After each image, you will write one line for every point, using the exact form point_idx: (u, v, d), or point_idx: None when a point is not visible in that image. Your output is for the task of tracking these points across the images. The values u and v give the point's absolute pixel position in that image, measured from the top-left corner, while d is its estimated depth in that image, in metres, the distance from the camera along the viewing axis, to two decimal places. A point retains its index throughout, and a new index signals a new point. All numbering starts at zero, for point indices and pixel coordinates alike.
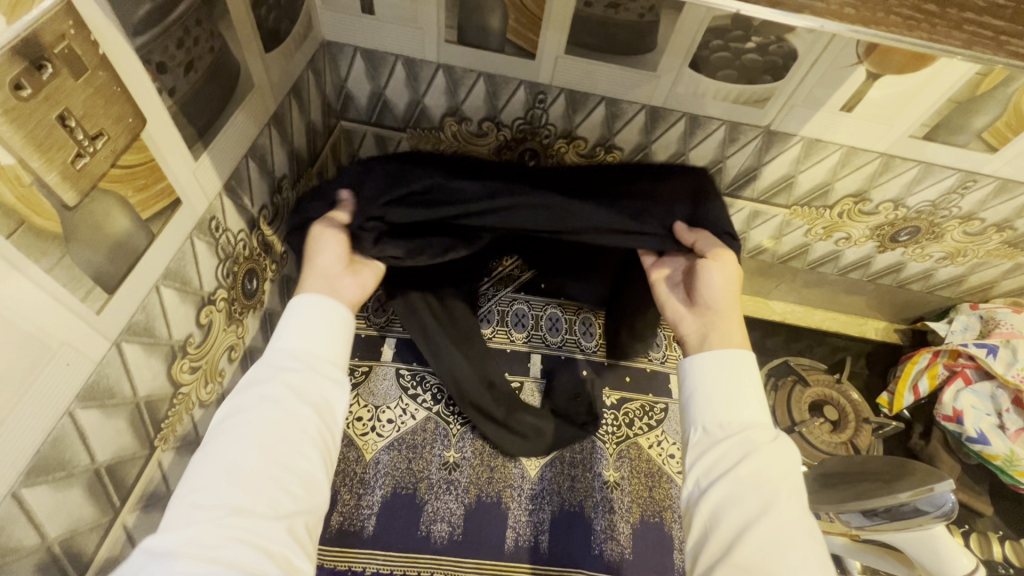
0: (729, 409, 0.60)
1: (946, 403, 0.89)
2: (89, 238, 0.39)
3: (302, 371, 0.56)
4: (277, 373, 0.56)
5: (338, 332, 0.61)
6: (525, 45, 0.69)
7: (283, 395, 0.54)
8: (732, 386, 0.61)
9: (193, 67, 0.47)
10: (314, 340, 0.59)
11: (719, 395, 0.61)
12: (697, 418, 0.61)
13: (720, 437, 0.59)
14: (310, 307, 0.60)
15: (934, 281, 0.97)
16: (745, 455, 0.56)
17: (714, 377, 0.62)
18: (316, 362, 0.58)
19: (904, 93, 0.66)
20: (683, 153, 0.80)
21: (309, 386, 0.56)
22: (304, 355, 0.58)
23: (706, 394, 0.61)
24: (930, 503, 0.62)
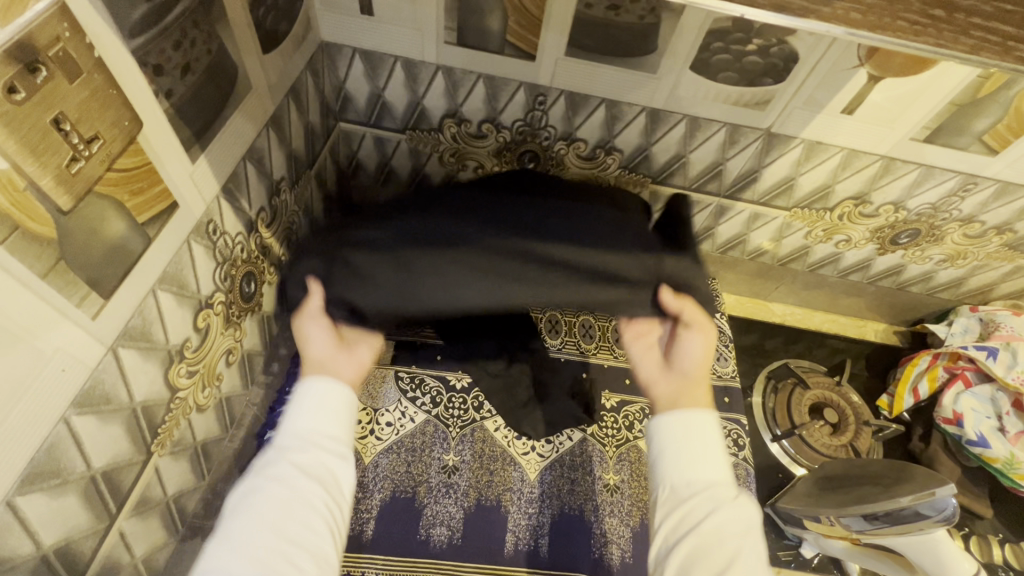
0: (695, 468, 0.58)
1: (945, 406, 0.88)
2: (84, 243, 0.38)
3: (310, 449, 0.55)
4: (285, 454, 0.54)
5: (348, 413, 0.59)
6: (525, 47, 0.69)
7: (290, 475, 0.52)
8: (696, 444, 0.59)
9: (191, 69, 0.47)
10: (320, 417, 0.58)
11: (685, 452, 0.59)
12: (662, 477, 0.59)
13: (686, 496, 0.57)
14: (318, 388, 0.59)
15: (934, 284, 0.97)
16: (709, 514, 0.54)
17: (678, 435, 0.60)
18: (327, 440, 0.57)
19: (905, 96, 0.66)
20: (683, 155, 0.80)
21: (316, 461, 0.55)
22: (312, 433, 0.56)
23: (671, 453, 0.60)
24: (932, 507, 0.61)
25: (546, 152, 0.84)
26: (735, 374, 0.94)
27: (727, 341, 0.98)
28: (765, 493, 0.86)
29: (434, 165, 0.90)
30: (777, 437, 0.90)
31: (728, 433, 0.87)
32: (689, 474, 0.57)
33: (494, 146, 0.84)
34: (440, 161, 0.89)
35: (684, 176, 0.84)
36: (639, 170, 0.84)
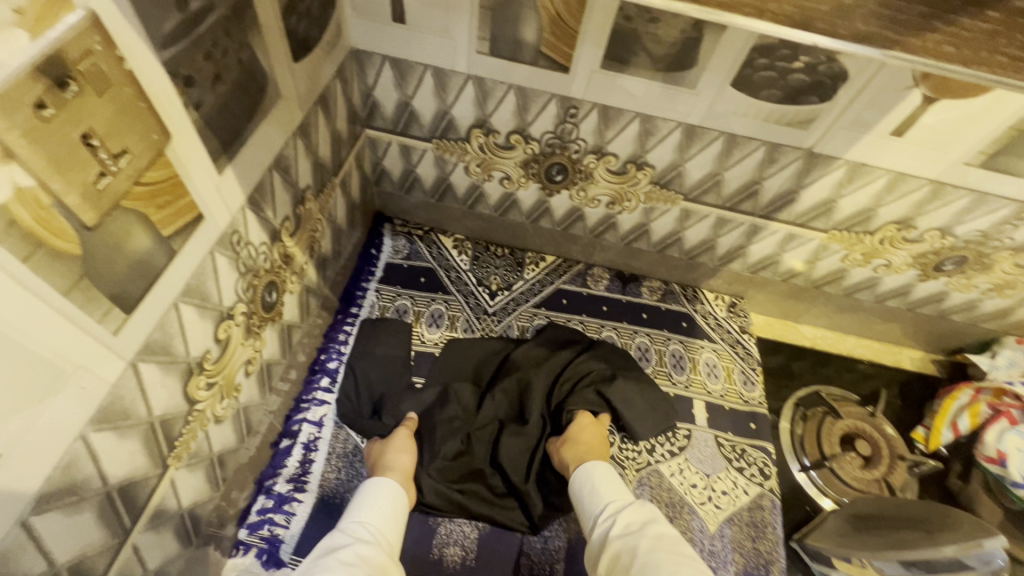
0: (604, 498, 0.67)
1: (988, 444, 0.82)
2: (107, 258, 0.37)
3: (372, 544, 0.59)
4: (352, 542, 0.58)
5: (400, 523, 0.65)
6: (559, 59, 0.67)
7: (358, 561, 0.55)
8: (600, 477, 0.70)
9: (222, 79, 0.46)
10: (383, 522, 0.63)
11: (592, 489, 0.69)
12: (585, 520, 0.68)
13: (602, 518, 0.65)
14: (382, 489, 0.66)
15: (977, 313, 0.93)
16: (619, 518, 0.63)
17: (583, 483, 0.70)
18: (385, 546, 0.60)
19: (960, 120, 0.63)
20: (718, 173, 0.77)
21: (377, 557, 0.57)
22: (373, 531, 0.61)
23: (582, 494, 0.70)
24: (978, 560, 0.57)
25: (575, 165, 0.82)
26: (762, 399, 0.91)
27: (754, 364, 0.94)
28: (793, 527, 0.82)
29: (459, 175, 0.88)
30: (805, 468, 0.86)
31: (753, 461, 0.84)
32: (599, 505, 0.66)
33: (522, 158, 0.83)
34: (466, 171, 0.87)
35: (717, 195, 0.81)
36: (671, 187, 0.81)
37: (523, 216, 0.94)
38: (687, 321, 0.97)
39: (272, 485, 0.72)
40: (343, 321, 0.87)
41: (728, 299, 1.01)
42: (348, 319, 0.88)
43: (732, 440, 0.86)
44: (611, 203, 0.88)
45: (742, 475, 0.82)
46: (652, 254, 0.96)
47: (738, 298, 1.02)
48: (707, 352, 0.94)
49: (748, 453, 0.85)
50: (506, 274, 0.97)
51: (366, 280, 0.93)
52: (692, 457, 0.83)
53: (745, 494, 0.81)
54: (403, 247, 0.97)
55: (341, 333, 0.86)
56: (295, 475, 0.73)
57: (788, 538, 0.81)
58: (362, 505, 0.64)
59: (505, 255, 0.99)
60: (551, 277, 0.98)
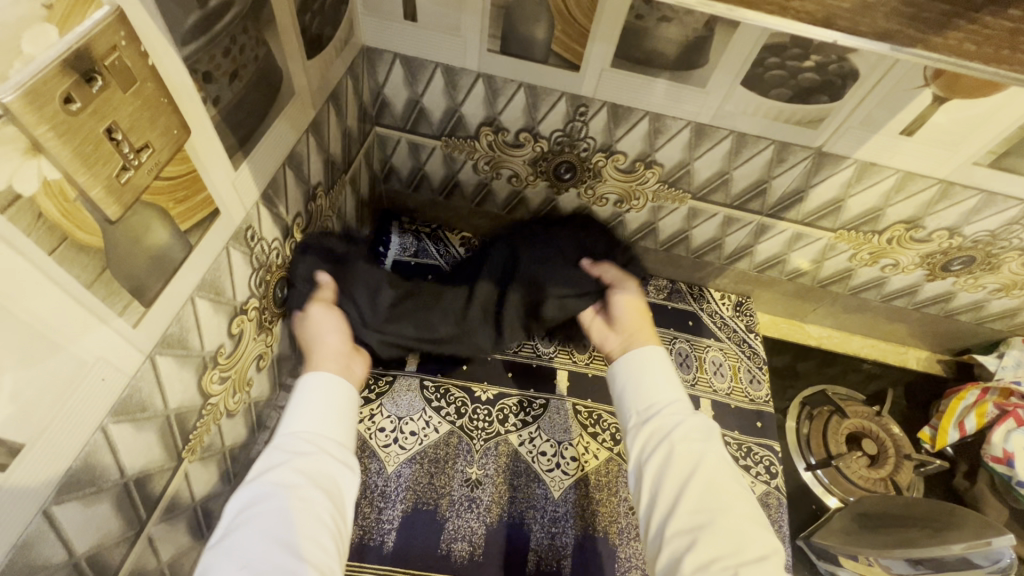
0: (656, 396, 0.67)
1: (995, 444, 0.84)
2: (129, 252, 0.38)
3: (314, 454, 0.57)
4: (288, 457, 0.56)
5: (344, 413, 0.63)
6: (570, 57, 0.67)
7: (300, 480, 0.54)
8: (656, 378, 0.68)
9: (239, 76, 0.46)
10: (322, 424, 0.60)
11: (646, 384, 0.68)
12: (626, 408, 0.69)
13: (654, 415, 0.65)
14: (314, 390, 0.62)
15: (985, 313, 0.93)
16: (675, 426, 0.63)
17: (639, 370, 0.69)
18: (329, 446, 0.59)
19: (970, 120, 0.63)
20: (726, 172, 0.77)
21: (321, 468, 0.56)
22: (311, 437, 0.59)
23: (633, 386, 0.69)
24: (986, 558, 0.61)
25: (584, 163, 0.82)
26: (768, 398, 0.91)
27: (760, 363, 0.95)
28: (799, 525, 0.82)
29: (467, 172, 0.89)
30: (811, 466, 0.86)
31: (760, 459, 0.84)
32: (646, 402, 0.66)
33: (530, 156, 0.83)
34: (474, 169, 0.88)
35: (725, 193, 0.81)
36: (679, 185, 0.82)
37: (530, 214, 0.94)
38: (694, 320, 0.97)
39: None
40: None
41: (734, 298, 1.02)
42: None
43: (739, 438, 0.86)
44: (619, 201, 0.88)
45: (749, 473, 0.82)
46: (659, 253, 0.96)
47: (744, 297, 1.02)
48: (713, 351, 0.94)
49: (755, 451, 0.85)
50: None
51: None
52: None
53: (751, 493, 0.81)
54: (411, 244, 0.97)
55: None
56: None
57: (794, 537, 0.81)
58: (295, 408, 0.61)
59: None
60: None
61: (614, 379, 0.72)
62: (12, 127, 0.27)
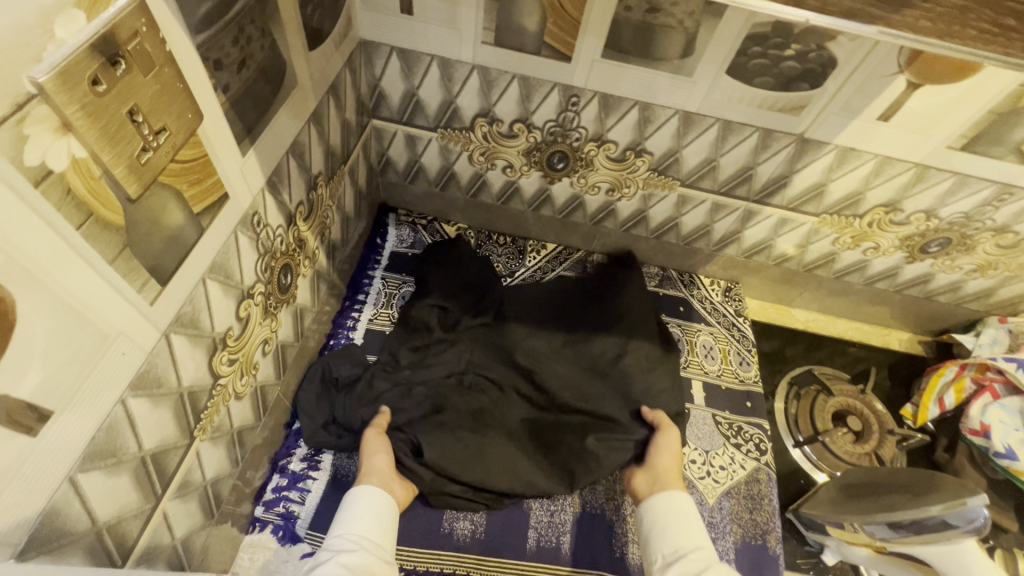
0: (684, 538, 0.65)
1: (972, 417, 0.87)
2: (147, 230, 0.40)
3: (357, 551, 0.59)
4: (332, 555, 0.58)
5: (388, 524, 0.64)
6: (562, 49, 0.70)
7: (343, 573, 0.55)
8: (682, 516, 0.67)
9: (246, 64, 0.48)
10: (366, 527, 0.62)
11: (675, 524, 0.66)
12: (654, 550, 0.65)
13: (680, 557, 0.62)
14: (365, 496, 0.65)
15: (962, 294, 0.96)
16: (704, 567, 0.60)
17: (667, 508, 0.68)
18: (374, 549, 0.60)
19: (943, 105, 0.66)
20: (713, 159, 0.80)
21: (362, 565, 0.57)
22: (356, 537, 0.61)
23: (661, 526, 0.67)
24: (961, 518, 0.61)
25: (576, 153, 0.85)
26: (757, 379, 0.94)
27: (749, 345, 0.98)
28: (787, 499, 0.85)
29: (463, 163, 0.91)
30: (799, 443, 0.90)
31: (750, 437, 0.87)
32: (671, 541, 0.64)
33: (524, 146, 0.85)
34: (469, 160, 0.90)
35: (713, 180, 0.84)
36: (669, 173, 0.84)
37: (524, 204, 0.97)
38: (684, 306, 1.00)
39: (286, 464, 0.74)
40: (350, 307, 0.90)
41: (723, 284, 1.05)
42: (355, 306, 0.90)
43: (729, 418, 0.89)
44: (610, 190, 0.91)
45: (739, 450, 0.86)
46: (650, 240, 0.99)
47: (733, 283, 1.05)
48: (704, 335, 0.97)
49: (745, 429, 0.88)
50: (508, 261, 1.00)
51: (372, 268, 0.95)
52: (691, 435, 0.86)
53: (742, 469, 0.84)
54: (407, 236, 1.00)
55: (349, 318, 0.88)
56: (308, 454, 0.76)
57: (783, 510, 0.84)
58: (342, 513, 0.64)
59: (507, 244, 1.03)
60: (552, 264, 1.01)
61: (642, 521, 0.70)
62: (44, 106, 0.29)
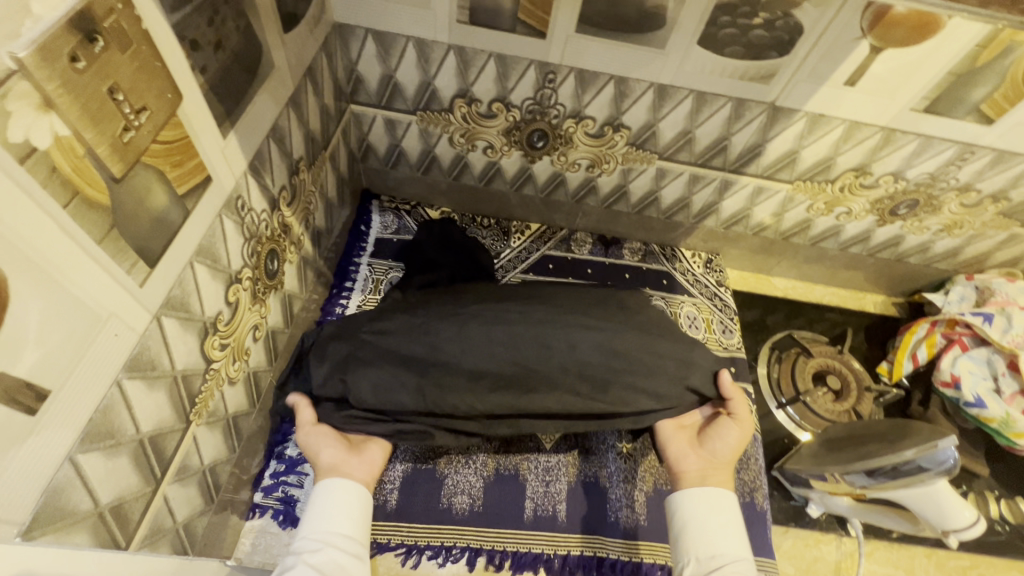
0: (720, 544, 0.63)
1: (944, 369, 0.92)
2: (134, 212, 0.40)
3: (321, 549, 0.60)
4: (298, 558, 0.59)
5: (356, 512, 0.64)
6: (536, 25, 0.71)
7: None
8: (716, 519, 0.65)
9: (222, 46, 0.48)
10: (332, 522, 0.62)
11: (709, 529, 0.64)
12: (686, 550, 0.64)
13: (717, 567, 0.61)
14: (325, 491, 0.64)
15: (931, 254, 1.00)
16: None
17: (701, 509, 0.66)
18: (339, 542, 0.61)
19: (906, 67, 0.69)
20: (689, 131, 0.82)
21: (330, 563, 0.58)
22: (320, 534, 0.61)
23: (693, 526, 0.65)
24: (932, 460, 0.65)
25: (555, 131, 0.86)
26: (740, 345, 0.97)
27: (732, 314, 1.00)
28: (772, 458, 0.89)
29: (444, 146, 0.92)
30: (782, 405, 0.93)
31: None
32: (708, 547, 0.63)
33: (503, 125, 0.86)
34: (450, 142, 0.91)
35: (690, 152, 0.86)
36: (646, 147, 0.86)
37: (507, 183, 0.98)
38: (667, 279, 1.02)
39: (283, 450, 0.75)
40: (339, 295, 0.90)
41: (705, 255, 1.07)
42: (343, 293, 0.91)
43: None
44: (590, 166, 0.92)
45: None
46: (632, 215, 1.01)
47: (714, 254, 1.08)
48: (688, 306, 0.99)
49: None
50: (494, 242, 1.01)
51: (358, 255, 0.95)
52: None
53: None
54: (392, 222, 1.00)
55: (337, 305, 0.89)
56: None
57: (770, 468, 0.88)
58: (307, 512, 0.63)
59: (492, 225, 1.04)
60: (537, 244, 1.03)
61: (671, 513, 0.68)
62: (26, 82, 0.29)
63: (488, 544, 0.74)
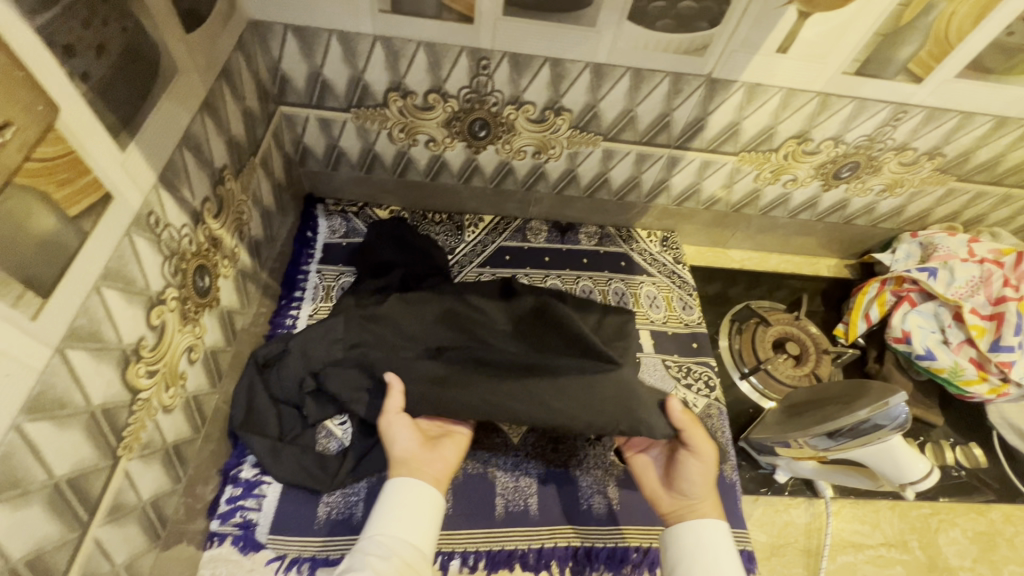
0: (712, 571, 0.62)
1: (895, 326, 0.93)
2: (12, 240, 0.36)
3: (390, 562, 0.57)
4: (364, 563, 0.57)
5: (424, 517, 0.62)
6: (462, 9, 0.68)
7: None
8: (705, 550, 0.64)
9: (107, 50, 0.44)
10: (405, 528, 0.60)
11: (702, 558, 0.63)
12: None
13: None
14: (405, 498, 0.63)
15: (876, 214, 1.02)
16: None
17: (696, 542, 0.64)
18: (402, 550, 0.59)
19: (833, 30, 0.69)
20: (630, 110, 0.81)
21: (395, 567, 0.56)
22: (391, 541, 0.59)
23: (692, 556, 0.64)
24: (887, 417, 0.67)
25: (496, 119, 0.83)
26: (700, 320, 0.98)
27: (690, 290, 1.01)
28: (739, 429, 0.89)
29: (384, 142, 0.88)
30: (744, 375, 0.94)
31: (699, 375, 0.91)
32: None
33: (443, 118, 0.84)
34: (390, 138, 0.87)
35: (634, 131, 0.85)
36: (590, 129, 0.85)
37: (454, 177, 0.95)
38: (625, 261, 1.02)
39: (237, 473, 0.72)
40: (288, 305, 0.87)
41: (660, 234, 1.07)
42: (293, 303, 0.87)
43: (679, 360, 0.92)
44: (536, 152, 0.90)
45: (690, 390, 0.89)
46: (584, 199, 1.00)
47: (669, 232, 1.08)
48: (647, 286, 0.99)
49: (693, 369, 0.91)
50: (447, 238, 0.99)
51: (306, 263, 0.92)
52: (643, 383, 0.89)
53: (694, 407, 0.87)
54: (339, 225, 0.97)
55: (288, 316, 0.86)
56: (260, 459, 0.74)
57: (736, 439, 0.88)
58: (385, 517, 0.61)
59: (444, 221, 1.02)
60: (491, 236, 1.01)
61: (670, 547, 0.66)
62: None
63: (460, 546, 0.72)
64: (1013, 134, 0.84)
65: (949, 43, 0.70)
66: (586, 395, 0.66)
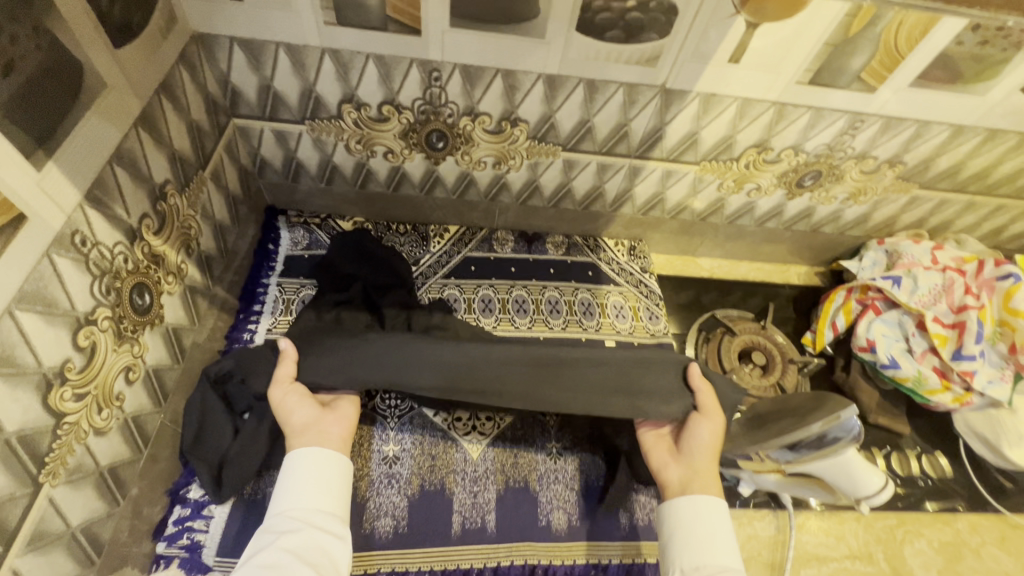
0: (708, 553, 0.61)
1: (860, 335, 0.92)
2: None
3: (302, 531, 0.57)
4: (276, 539, 0.56)
5: (335, 482, 0.62)
6: (407, 22, 0.67)
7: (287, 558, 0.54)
8: (703, 528, 0.62)
9: (16, 68, 0.43)
10: (314, 497, 0.60)
11: (699, 538, 0.62)
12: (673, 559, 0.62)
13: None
14: (306, 464, 0.61)
15: (843, 222, 1.02)
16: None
17: (694, 519, 0.63)
18: (317, 521, 0.59)
19: (783, 41, 0.68)
20: (587, 120, 0.81)
21: (308, 542, 0.56)
22: (301, 513, 0.59)
23: (685, 533, 0.62)
24: (842, 430, 0.67)
25: (453, 130, 0.83)
26: (666, 330, 0.97)
27: (657, 300, 1.00)
28: None
29: (342, 154, 0.87)
30: None
31: None
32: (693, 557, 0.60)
33: (399, 129, 0.83)
34: (348, 150, 0.87)
35: (593, 141, 0.84)
36: (548, 140, 0.84)
37: (416, 188, 0.94)
38: (593, 270, 1.01)
39: (186, 493, 0.70)
40: (246, 320, 0.85)
41: (627, 243, 1.06)
42: (252, 317, 0.86)
43: None
44: (496, 163, 0.89)
45: None
46: (549, 209, 1.00)
47: (637, 241, 1.07)
48: (614, 296, 0.98)
49: None
50: (412, 249, 0.98)
51: (267, 275, 0.91)
52: None
53: None
54: (302, 237, 0.96)
55: (245, 331, 0.84)
56: None
57: None
58: (291, 487, 0.60)
59: (409, 232, 1.00)
60: (457, 246, 1.00)
61: (664, 522, 0.65)
62: None
63: (414, 566, 0.71)
64: (971, 142, 0.84)
65: (899, 53, 0.69)
66: (611, 382, 0.66)
